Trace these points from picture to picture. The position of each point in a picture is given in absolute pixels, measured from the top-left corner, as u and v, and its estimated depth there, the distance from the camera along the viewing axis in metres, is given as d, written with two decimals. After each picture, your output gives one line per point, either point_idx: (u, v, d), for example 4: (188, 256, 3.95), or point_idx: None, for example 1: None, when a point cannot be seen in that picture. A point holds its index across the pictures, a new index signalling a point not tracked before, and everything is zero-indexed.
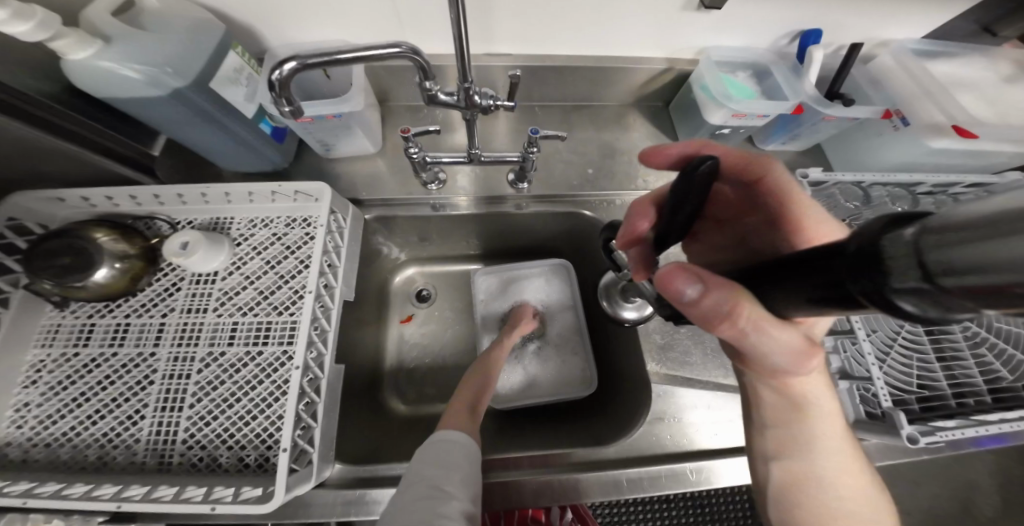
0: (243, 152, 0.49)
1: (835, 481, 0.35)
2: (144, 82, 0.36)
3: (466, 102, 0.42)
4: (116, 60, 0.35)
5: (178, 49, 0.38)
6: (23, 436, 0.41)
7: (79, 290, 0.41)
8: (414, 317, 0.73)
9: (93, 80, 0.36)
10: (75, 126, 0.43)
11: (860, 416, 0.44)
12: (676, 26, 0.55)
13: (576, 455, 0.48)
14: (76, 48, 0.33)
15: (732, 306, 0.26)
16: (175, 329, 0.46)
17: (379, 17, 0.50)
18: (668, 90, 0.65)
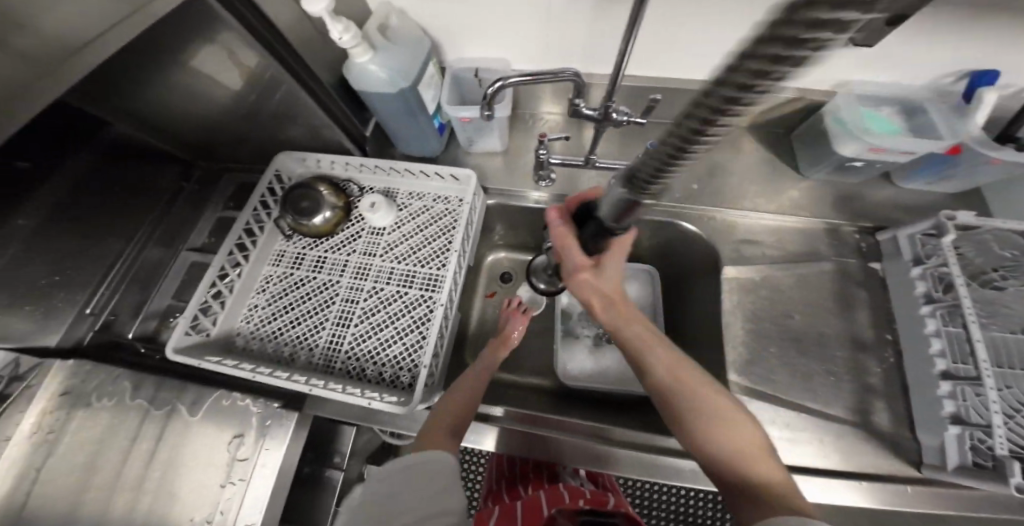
0: (416, 136, 0.64)
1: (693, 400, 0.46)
2: (387, 81, 0.52)
3: (603, 116, 0.50)
4: (378, 65, 0.51)
5: (408, 61, 0.53)
6: (253, 325, 0.60)
7: (308, 227, 0.60)
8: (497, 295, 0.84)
9: (356, 76, 0.53)
10: (330, 101, 0.60)
11: (967, 463, 0.44)
12: (815, 58, 0.56)
13: (617, 434, 0.59)
14: (362, 52, 0.49)
15: (577, 271, 0.57)
16: (354, 265, 0.62)
17: (533, 41, 0.62)
18: (794, 116, 0.66)
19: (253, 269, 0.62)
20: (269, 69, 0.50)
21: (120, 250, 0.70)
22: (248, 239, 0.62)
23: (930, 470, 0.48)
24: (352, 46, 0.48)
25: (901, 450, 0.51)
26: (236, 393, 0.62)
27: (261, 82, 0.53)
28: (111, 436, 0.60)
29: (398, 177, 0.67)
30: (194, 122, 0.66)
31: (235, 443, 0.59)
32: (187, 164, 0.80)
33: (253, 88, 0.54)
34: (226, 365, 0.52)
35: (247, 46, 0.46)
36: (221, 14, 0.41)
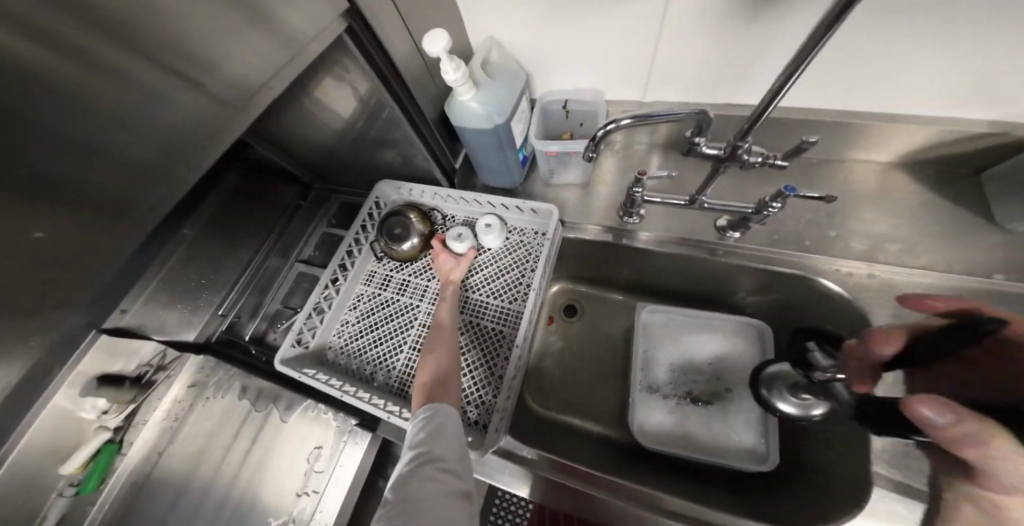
0: (502, 171, 0.65)
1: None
2: (484, 117, 0.53)
3: (728, 155, 0.46)
4: (478, 101, 0.52)
5: (505, 97, 0.54)
6: (343, 340, 0.65)
7: (397, 252, 0.64)
8: (556, 320, 0.79)
9: (455, 111, 0.54)
10: (430, 139, 0.65)
11: None
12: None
13: (675, 504, 0.51)
14: (467, 91, 0.51)
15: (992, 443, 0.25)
16: (434, 291, 0.64)
17: (636, 75, 0.59)
18: (996, 152, 0.52)
19: (348, 288, 0.67)
20: (375, 97, 0.54)
21: (247, 260, 0.82)
22: (348, 259, 0.68)
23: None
24: (459, 84, 0.50)
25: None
26: (323, 406, 0.67)
27: (373, 112, 0.57)
28: (223, 426, 0.69)
29: (480, 206, 0.67)
30: (318, 150, 0.75)
31: (314, 454, 0.64)
32: (306, 186, 0.92)
33: (366, 118, 0.60)
34: (318, 382, 0.57)
35: (365, 77, 0.50)
36: (350, 48, 0.45)
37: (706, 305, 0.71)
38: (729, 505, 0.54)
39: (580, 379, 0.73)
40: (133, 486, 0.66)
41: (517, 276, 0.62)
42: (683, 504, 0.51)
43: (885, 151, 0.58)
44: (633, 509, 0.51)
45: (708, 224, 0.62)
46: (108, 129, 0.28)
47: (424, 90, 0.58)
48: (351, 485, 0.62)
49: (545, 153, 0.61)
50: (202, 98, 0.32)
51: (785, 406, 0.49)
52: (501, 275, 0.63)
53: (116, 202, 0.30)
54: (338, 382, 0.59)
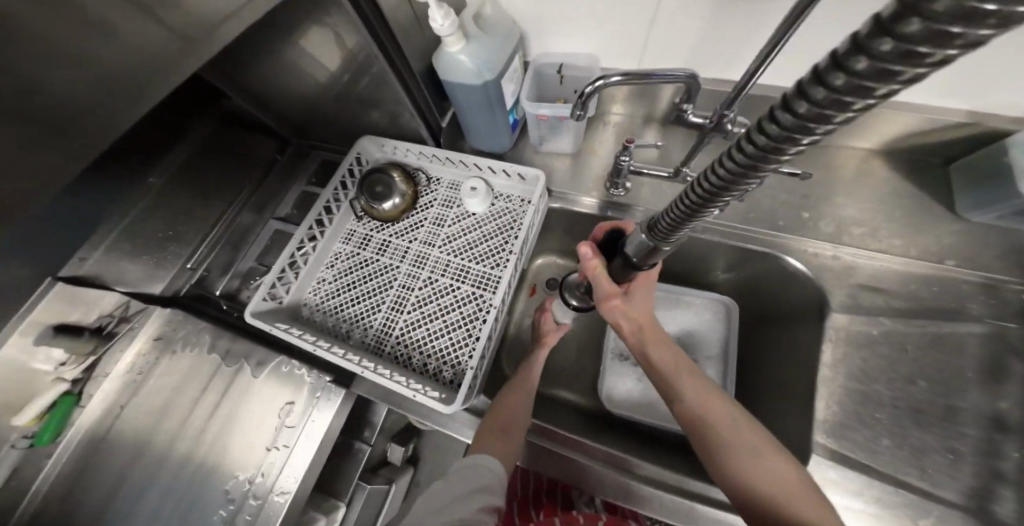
0: (490, 133, 0.64)
1: (690, 377, 0.48)
2: (473, 73, 0.51)
3: (714, 124, 0.46)
4: (467, 55, 0.50)
5: (496, 53, 0.52)
6: (319, 298, 0.63)
7: (378, 210, 0.62)
8: (536, 291, 0.81)
9: (443, 65, 0.52)
10: (417, 94, 0.62)
11: None
12: (1009, 70, 0.45)
13: (640, 469, 0.53)
14: (456, 43, 0.48)
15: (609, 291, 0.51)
16: (414, 254, 0.63)
17: (632, 41, 0.57)
18: (967, 143, 0.54)
19: (326, 245, 0.65)
20: (365, 53, 0.51)
21: (218, 211, 0.78)
22: (326, 216, 0.66)
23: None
24: (447, 35, 0.47)
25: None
26: (296, 363, 0.67)
27: (362, 68, 0.54)
28: (190, 380, 0.67)
29: (465, 168, 0.65)
30: (296, 101, 0.71)
31: (287, 409, 0.64)
32: (283, 142, 0.88)
33: (354, 75, 0.57)
34: (291, 336, 0.56)
35: (351, 30, 0.47)
36: None
37: (681, 281, 0.74)
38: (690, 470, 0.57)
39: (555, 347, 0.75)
40: (92, 440, 0.63)
41: (499, 242, 0.61)
42: (635, 462, 0.54)
43: (866, 137, 0.59)
44: (591, 465, 0.54)
45: None
46: (65, 72, 0.25)
47: (411, 40, 0.55)
48: (324, 440, 0.63)
49: (534, 116, 0.60)
50: (167, 37, 0.29)
51: None
52: (483, 240, 0.62)
53: (87, 150, 0.29)
54: (313, 337, 0.58)
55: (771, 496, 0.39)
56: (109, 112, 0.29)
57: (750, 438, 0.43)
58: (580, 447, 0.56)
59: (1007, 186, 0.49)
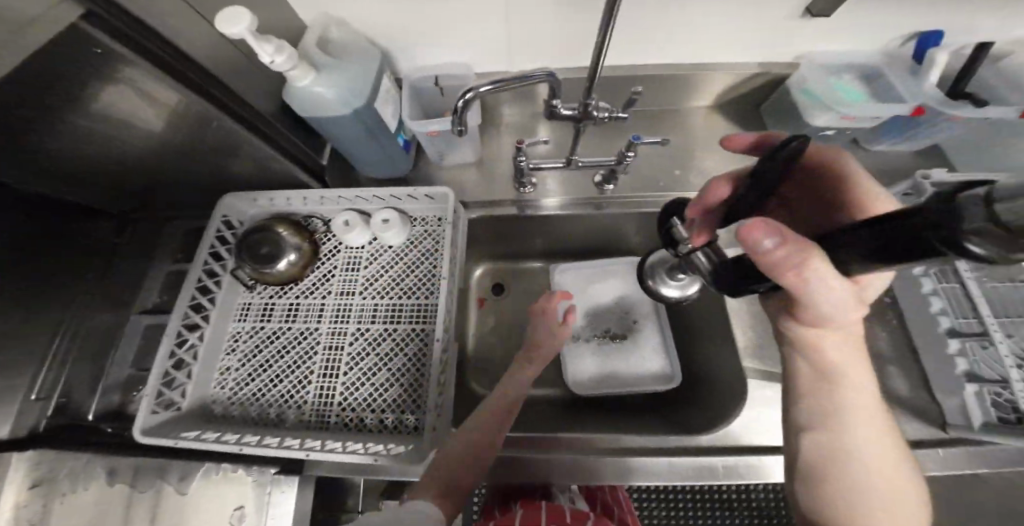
0: (384, 162, 0.59)
1: (859, 416, 0.37)
2: (336, 102, 0.45)
3: (582, 115, 0.45)
4: (324, 85, 0.44)
5: (356, 76, 0.47)
6: (229, 391, 0.54)
7: (271, 274, 0.54)
8: (486, 302, 0.80)
9: (300, 100, 0.45)
10: (282, 139, 0.54)
11: (991, 422, 0.42)
12: (778, 29, 0.54)
13: (632, 441, 0.53)
14: (303, 76, 0.42)
15: (806, 258, 0.28)
16: (332, 309, 0.56)
17: (498, 43, 0.57)
18: (764, 91, 0.65)
19: (218, 329, 0.55)
20: (194, 107, 0.43)
21: (55, 325, 0.57)
22: (205, 297, 0.55)
23: (957, 429, 0.45)
24: (290, 69, 0.41)
25: (924, 414, 0.47)
26: (227, 464, 0.55)
27: (185, 117, 0.44)
28: None
29: (366, 201, 0.59)
30: (127, 179, 0.58)
31: (237, 515, 0.53)
32: (121, 218, 0.68)
33: (189, 128, 0.47)
34: (204, 444, 0.46)
35: (167, 85, 0.39)
36: (116, 47, 0.33)
37: (605, 255, 0.79)
38: (672, 430, 0.58)
39: (516, 353, 0.75)
40: None
41: (422, 270, 0.58)
42: (584, 439, 0.54)
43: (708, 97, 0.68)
44: (550, 459, 0.53)
45: (589, 182, 0.67)
46: None
47: (247, 80, 0.48)
48: None
49: (422, 134, 0.58)
50: None
51: (668, 289, 0.60)
52: (405, 272, 0.58)
53: None
54: (237, 436, 0.49)
55: None
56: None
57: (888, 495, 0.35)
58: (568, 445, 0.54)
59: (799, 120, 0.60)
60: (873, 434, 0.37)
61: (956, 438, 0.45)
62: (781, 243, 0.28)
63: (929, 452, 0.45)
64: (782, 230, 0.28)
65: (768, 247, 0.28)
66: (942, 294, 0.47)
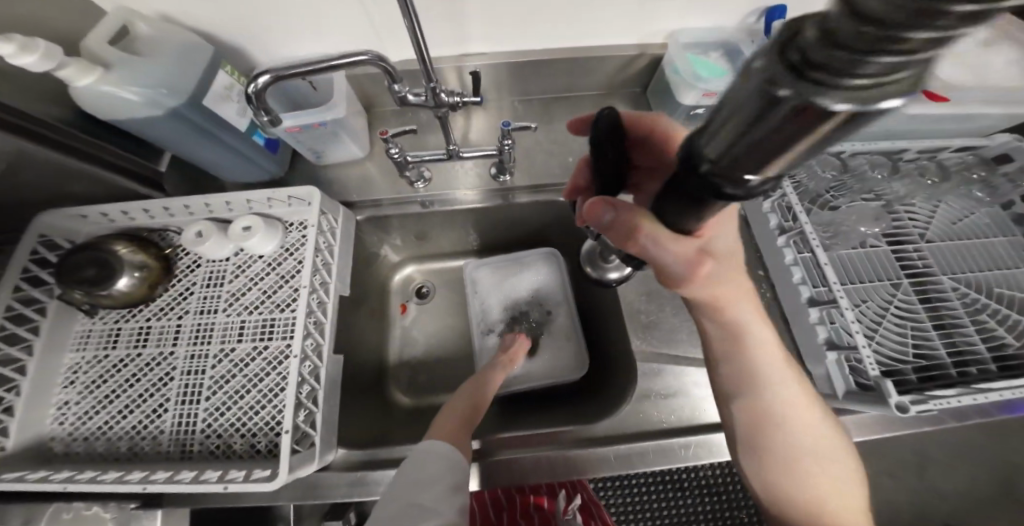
0: (246, 167, 0.53)
1: (777, 372, 0.40)
2: (143, 103, 0.40)
3: (435, 101, 0.42)
4: (119, 86, 0.38)
5: (168, 72, 0.41)
6: (68, 429, 0.46)
7: (106, 298, 0.46)
8: (410, 307, 0.75)
9: (94, 103, 0.40)
10: (89, 149, 0.47)
11: (851, 388, 0.43)
12: (641, 8, 0.54)
13: (571, 433, 0.49)
14: (81, 75, 0.37)
15: (637, 225, 0.32)
16: (191, 329, 0.50)
17: (355, 28, 0.52)
18: (644, 74, 0.65)
19: (49, 363, 0.47)
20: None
21: None
22: (25, 328, 0.46)
23: (825, 399, 0.47)
24: (60, 66, 0.35)
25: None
26: (80, 501, 0.47)
27: None
28: None
29: (225, 209, 0.53)
30: None
31: None
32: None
33: None
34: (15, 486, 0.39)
35: None
36: None
37: (518, 248, 0.76)
38: (578, 422, 0.54)
39: (435, 357, 0.71)
40: None
41: (293, 276, 0.51)
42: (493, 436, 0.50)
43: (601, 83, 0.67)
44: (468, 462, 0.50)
45: (485, 174, 0.64)
46: None
47: None
48: None
49: (282, 132, 0.53)
50: None
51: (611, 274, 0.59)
52: (277, 279, 0.51)
53: None
54: (66, 474, 0.42)
55: (802, 498, 0.39)
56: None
57: (808, 438, 0.39)
58: (523, 442, 0.49)
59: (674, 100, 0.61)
60: (790, 388, 0.40)
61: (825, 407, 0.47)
62: (616, 213, 0.33)
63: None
64: (617, 204, 0.33)
65: (607, 220, 0.34)
66: (802, 265, 0.49)
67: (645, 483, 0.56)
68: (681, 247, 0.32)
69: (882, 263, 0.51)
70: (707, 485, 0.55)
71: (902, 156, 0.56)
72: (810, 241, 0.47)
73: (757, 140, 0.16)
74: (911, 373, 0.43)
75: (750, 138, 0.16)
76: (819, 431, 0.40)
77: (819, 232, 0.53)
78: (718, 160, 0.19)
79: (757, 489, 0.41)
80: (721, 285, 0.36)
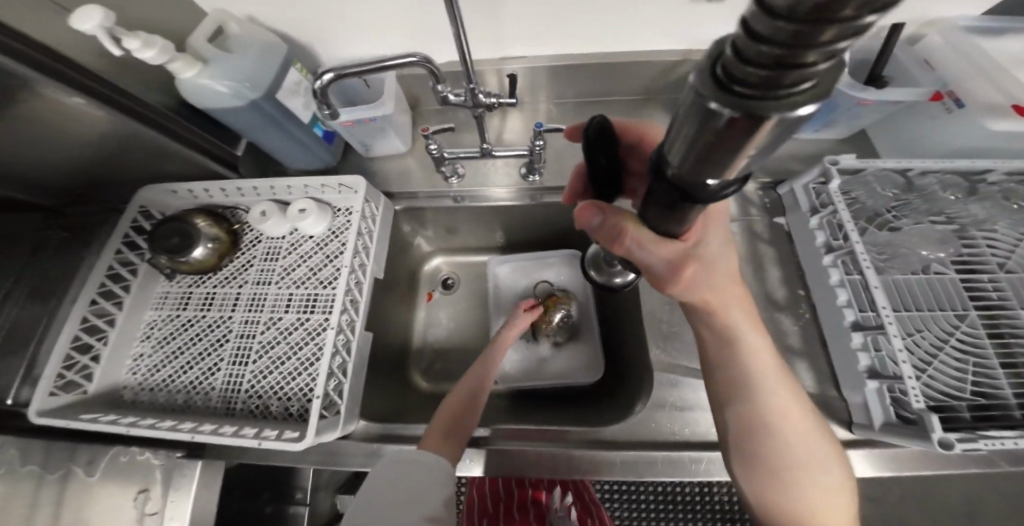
0: (307, 153, 0.60)
1: (766, 376, 0.39)
2: (231, 95, 0.46)
3: (472, 101, 0.45)
4: (214, 78, 0.45)
5: (252, 69, 0.47)
6: (140, 378, 0.54)
7: (186, 264, 0.54)
8: (435, 296, 0.79)
9: (193, 92, 0.47)
10: (186, 133, 0.55)
11: (892, 420, 0.40)
12: (687, 15, 0.53)
13: (579, 432, 0.49)
14: (186, 68, 0.44)
15: (623, 230, 0.33)
16: (247, 298, 0.56)
17: (408, 32, 0.57)
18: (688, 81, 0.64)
19: (133, 318, 0.55)
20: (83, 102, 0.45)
21: None
22: (118, 285, 0.55)
23: (861, 429, 0.43)
24: (171, 61, 0.42)
25: (832, 411, 0.46)
26: (135, 447, 0.56)
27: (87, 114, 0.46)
28: None
29: (287, 193, 0.59)
30: (56, 177, 0.59)
31: (141, 497, 0.54)
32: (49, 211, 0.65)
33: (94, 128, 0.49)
34: (93, 425, 0.46)
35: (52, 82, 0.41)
36: None
37: (544, 248, 0.77)
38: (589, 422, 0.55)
39: (455, 347, 0.74)
40: None
41: (336, 257, 0.56)
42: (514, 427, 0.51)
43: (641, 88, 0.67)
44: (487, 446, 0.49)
45: (516, 173, 0.66)
46: None
47: None
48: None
49: (340, 127, 0.58)
50: None
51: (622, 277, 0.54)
52: (322, 259, 0.57)
53: None
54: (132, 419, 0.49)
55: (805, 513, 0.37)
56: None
57: (807, 445, 0.38)
58: (532, 435, 0.50)
59: None
60: (781, 391, 0.39)
61: (860, 440, 0.44)
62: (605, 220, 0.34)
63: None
64: (605, 211, 0.34)
65: (595, 225, 0.35)
66: (848, 286, 0.45)
67: (658, 502, 0.55)
68: (665, 249, 0.33)
69: (945, 291, 0.46)
70: (719, 511, 0.54)
71: (982, 177, 0.49)
72: (859, 263, 0.43)
73: (704, 145, 0.17)
74: (966, 411, 0.39)
75: (697, 143, 0.17)
76: (813, 437, 0.39)
77: (869, 252, 0.49)
78: (681, 160, 0.20)
79: (752, 501, 0.40)
80: (707, 283, 0.37)
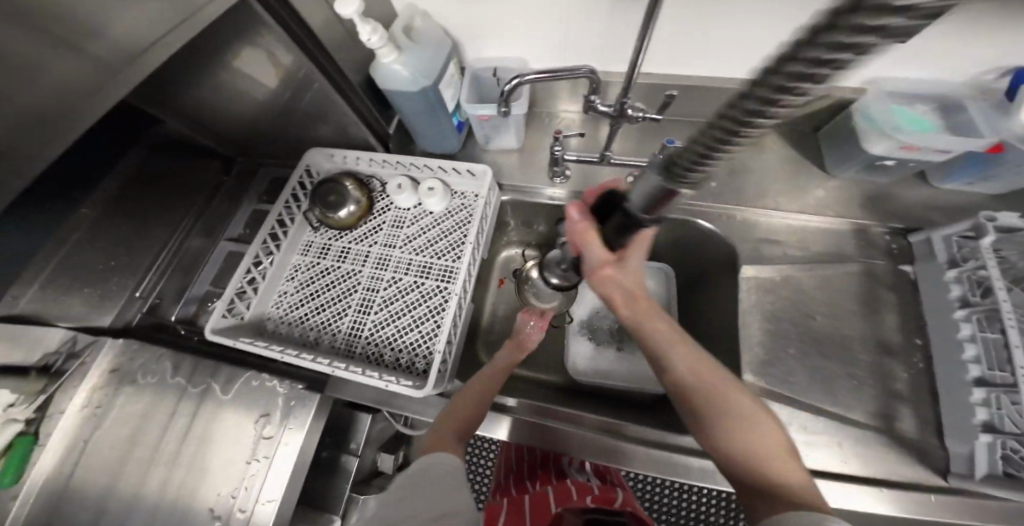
0: (436, 137, 0.67)
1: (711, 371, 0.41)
2: (409, 79, 0.53)
3: (619, 113, 0.48)
4: (403, 65, 0.52)
5: (429, 60, 0.55)
6: (282, 311, 0.63)
7: (334, 219, 0.63)
8: (506, 282, 0.84)
9: (379, 73, 0.54)
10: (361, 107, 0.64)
11: (996, 472, 0.41)
12: None
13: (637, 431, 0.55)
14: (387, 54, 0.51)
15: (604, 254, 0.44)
16: (375, 257, 0.65)
17: (556, 42, 0.62)
18: (819, 114, 0.63)
19: (283, 258, 0.65)
20: (303, 69, 0.52)
21: (164, 238, 0.69)
22: (280, 230, 0.66)
23: (958, 479, 0.44)
24: (379, 47, 0.49)
25: (927, 458, 0.46)
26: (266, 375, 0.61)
27: (298, 82, 0.55)
28: (143, 429, 0.58)
29: (418, 170, 0.67)
30: (235, 127, 0.69)
31: (261, 421, 0.58)
32: (218, 157, 0.77)
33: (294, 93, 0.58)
34: (251, 346, 0.56)
35: (291, 54, 0.49)
36: (265, 19, 0.43)
37: None
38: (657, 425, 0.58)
39: None
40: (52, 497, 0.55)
41: (455, 233, 0.64)
42: (588, 417, 0.57)
43: None
44: (558, 429, 0.56)
45: (620, 181, 0.69)
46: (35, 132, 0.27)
47: (343, 55, 0.56)
48: (292, 464, 0.56)
49: (474, 118, 0.65)
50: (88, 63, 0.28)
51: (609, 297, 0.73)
52: (442, 232, 0.64)
53: (61, 135, 0.28)
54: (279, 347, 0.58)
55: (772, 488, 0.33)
56: (10, 142, 0.25)
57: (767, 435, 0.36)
58: (574, 419, 0.57)
59: (854, 145, 0.58)
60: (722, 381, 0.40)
61: (953, 488, 0.44)
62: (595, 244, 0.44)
63: (912, 495, 0.44)
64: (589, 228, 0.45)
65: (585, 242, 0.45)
66: (980, 343, 0.44)
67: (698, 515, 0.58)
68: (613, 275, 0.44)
69: None
70: None
71: None
72: (1002, 319, 0.41)
73: (653, 199, 0.31)
74: None
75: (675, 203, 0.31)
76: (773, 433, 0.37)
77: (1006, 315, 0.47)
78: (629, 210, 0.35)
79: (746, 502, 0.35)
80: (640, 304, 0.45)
